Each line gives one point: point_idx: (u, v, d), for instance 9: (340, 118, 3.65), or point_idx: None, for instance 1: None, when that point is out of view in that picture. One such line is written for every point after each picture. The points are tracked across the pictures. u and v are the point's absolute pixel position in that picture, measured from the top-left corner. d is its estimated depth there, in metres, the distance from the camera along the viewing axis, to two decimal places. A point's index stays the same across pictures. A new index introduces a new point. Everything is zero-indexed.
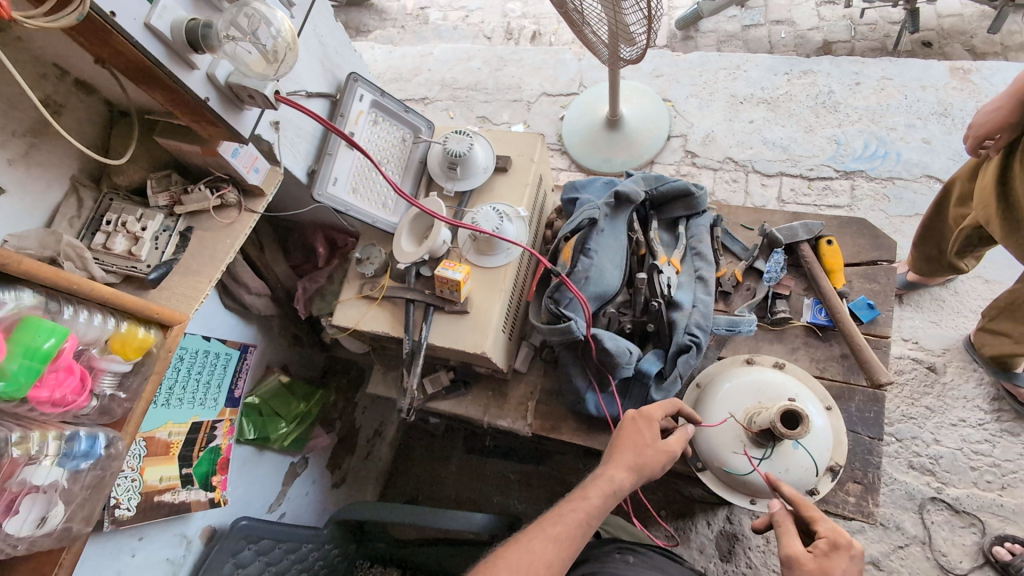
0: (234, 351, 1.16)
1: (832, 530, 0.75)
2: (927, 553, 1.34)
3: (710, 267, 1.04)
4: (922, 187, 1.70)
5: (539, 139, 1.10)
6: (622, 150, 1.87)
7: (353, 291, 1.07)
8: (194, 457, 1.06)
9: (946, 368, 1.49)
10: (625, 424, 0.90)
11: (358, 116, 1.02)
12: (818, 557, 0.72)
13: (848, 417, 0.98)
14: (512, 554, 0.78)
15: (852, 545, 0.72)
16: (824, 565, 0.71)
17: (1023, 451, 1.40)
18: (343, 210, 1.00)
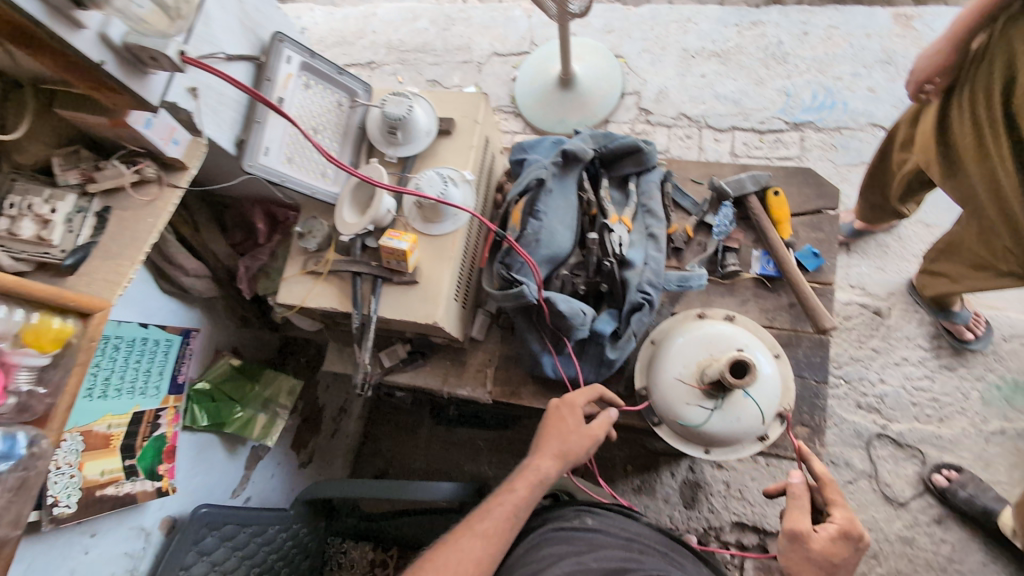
0: (175, 337, 1.11)
1: (847, 520, 0.81)
2: (873, 486, 1.43)
3: (660, 223, 1.04)
4: (868, 136, 1.73)
5: (483, 100, 1.05)
6: (576, 111, 1.84)
7: (297, 268, 1.02)
8: (138, 447, 1.01)
9: (891, 311, 1.56)
10: (550, 414, 0.96)
11: (287, 79, 0.95)
12: (826, 539, 0.79)
13: (796, 363, 1.01)
14: (442, 555, 0.80)
15: (859, 535, 0.80)
16: (829, 549, 0.78)
17: (959, 385, 1.48)
18: (277, 181, 0.94)
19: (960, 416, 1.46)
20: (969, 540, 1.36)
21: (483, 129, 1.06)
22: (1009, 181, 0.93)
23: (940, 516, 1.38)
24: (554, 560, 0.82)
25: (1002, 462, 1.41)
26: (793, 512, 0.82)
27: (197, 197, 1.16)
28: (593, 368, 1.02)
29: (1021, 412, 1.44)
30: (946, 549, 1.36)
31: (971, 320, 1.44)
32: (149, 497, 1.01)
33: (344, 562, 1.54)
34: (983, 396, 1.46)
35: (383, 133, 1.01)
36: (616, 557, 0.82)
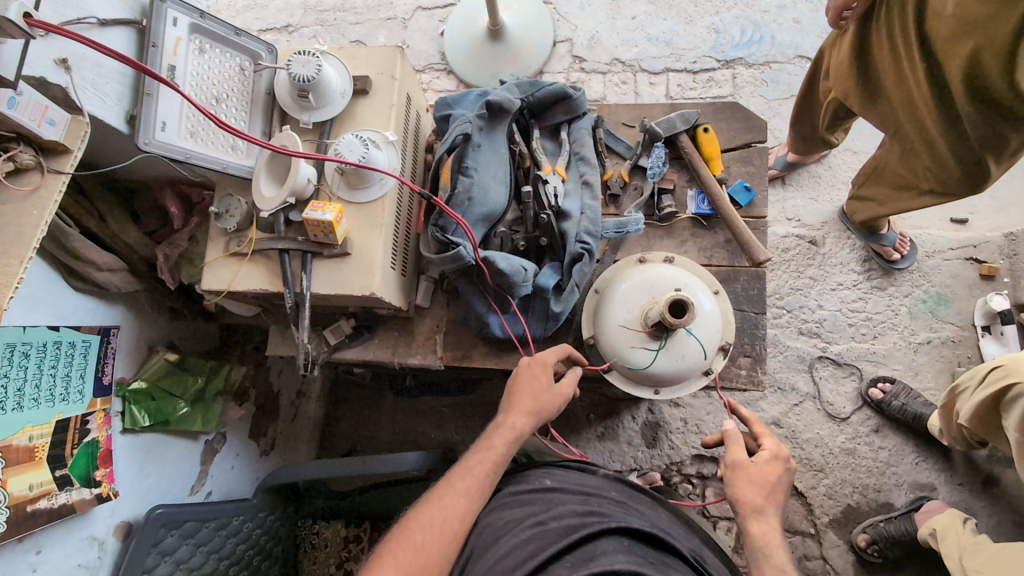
0: (93, 337, 1.03)
1: (776, 445, 0.87)
2: (818, 405, 1.51)
3: (594, 170, 1.03)
4: (795, 68, 1.74)
5: (398, 54, 1.00)
6: (509, 62, 1.76)
7: (220, 250, 0.96)
8: (69, 456, 0.95)
9: (825, 240, 1.61)
10: (521, 373, 0.94)
11: (176, 44, 0.86)
12: (759, 463, 0.84)
13: (735, 297, 1.03)
14: (426, 513, 0.81)
15: (786, 456, 0.86)
16: (762, 470, 0.84)
17: (890, 302, 1.56)
18: (181, 158, 0.87)
19: (892, 331, 1.55)
20: (904, 444, 1.47)
21: (402, 85, 1.00)
22: (924, 105, 0.95)
23: (877, 426, 1.48)
24: (513, 525, 0.84)
25: (929, 370, 1.51)
26: (729, 449, 0.88)
27: (98, 183, 1.07)
28: (540, 323, 1.02)
29: (944, 321, 1.54)
30: (884, 455, 1.47)
31: (897, 241, 1.51)
32: (90, 505, 0.96)
33: (317, 543, 1.52)
34: (911, 310, 1.55)
35: (293, 97, 0.95)
36: (575, 512, 0.85)
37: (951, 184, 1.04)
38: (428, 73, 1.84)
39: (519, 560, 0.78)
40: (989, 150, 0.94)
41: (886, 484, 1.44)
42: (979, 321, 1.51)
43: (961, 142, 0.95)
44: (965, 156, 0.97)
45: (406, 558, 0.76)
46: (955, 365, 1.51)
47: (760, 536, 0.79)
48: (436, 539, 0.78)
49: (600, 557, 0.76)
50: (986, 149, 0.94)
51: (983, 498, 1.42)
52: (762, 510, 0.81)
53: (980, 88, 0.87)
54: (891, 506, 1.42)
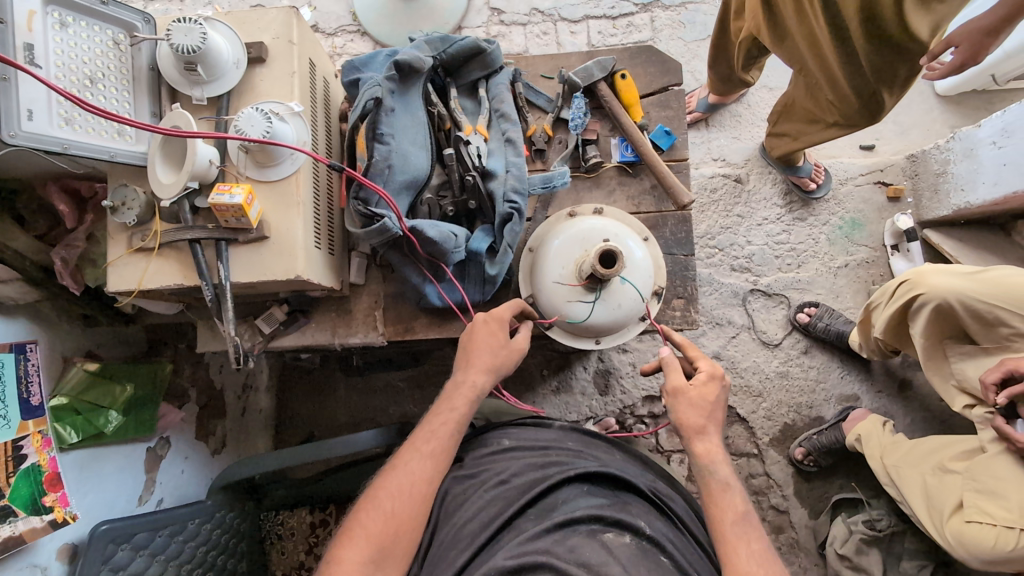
0: (4, 356, 0.95)
1: (710, 365, 0.90)
2: (752, 335, 1.60)
3: (516, 126, 1.01)
4: (710, 8, 1.75)
5: (294, 15, 0.92)
6: (425, 19, 1.66)
7: (123, 247, 0.88)
8: (6, 486, 0.89)
9: (749, 177, 1.67)
10: (477, 329, 0.92)
11: (30, 18, 0.76)
12: (698, 386, 0.87)
13: (665, 242, 1.06)
14: (394, 480, 0.80)
15: (722, 375, 0.89)
16: (701, 392, 0.87)
17: (810, 232, 1.65)
18: (59, 149, 0.78)
19: (814, 259, 1.64)
20: (830, 361, 1.58)
21: (303, 50, 0.93)
22: (823, 39, 0.97)
23: (806, 348, 1.59)
24: (476, 488, 0.85)
25: (849, 290, 1.62)
26: (669, 376, 0.89)
27: None
28: (478, 287, 1.01)
29: (859, 244, 1.64)
30: (814, 373, 1.58)
31: (813, 172, 1.59)
32: (42, 532, 0.92)
33: (283, 533, 1.49)
34: (829, 237, 1.65)
35: (180, 71, 0.87)
36: (535, 466, 0.86)
37: (853, 116, 1.08)
38: (340, 36, 1.73)
39: (484, 522, 0.79)
40: (881, 80, 0.99)
41: (817, 400, 1.56)
42: (889, 241, 1.62)
43: (859, 77, 0.99)
44: (862, 89, 1.01)
45: (377, 528, 0.76)
46: (871, 283, 1.62)
47: (705, 453, 0.83)
48: (404, 504, 0.78)
49: (561, 506, 0.79)
50: (880, 81, 0.99)
51: (900, 401, 1.56)
52: (704, 429, 0.85)
53: (875, 23, 0.91)
54: (822, 419, 1.55)
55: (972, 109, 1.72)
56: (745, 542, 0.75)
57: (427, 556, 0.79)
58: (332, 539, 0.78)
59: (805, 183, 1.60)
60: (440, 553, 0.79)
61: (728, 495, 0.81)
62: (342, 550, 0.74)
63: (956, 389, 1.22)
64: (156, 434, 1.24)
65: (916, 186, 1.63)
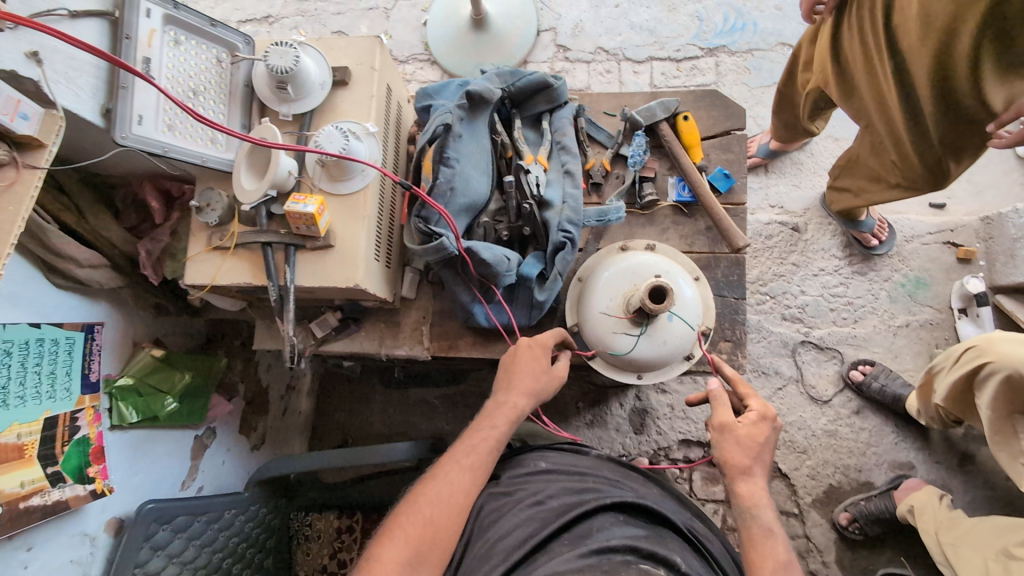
0: (76, 334, 1.02)
1: (761, 404, 0.88)
2: (800, 389, 1.54)
3: (576, 159, 1.04)
4: (777, 56, 1.75)
5: (377, 44, 0.99)
6: (494, 53, 1.74)
7: (202, 245, 0.95)
8: (58, 454, 0.94)
9: (807, 226, 1.64)
10: (521, 352, 0.93)
11: (150, 36, 0.85)
12: (746, 425, 0.85)
13: (716, 283, 1.05)
14: (433, 487, 0.82)
15: (773, 416, 0.87)
16: (750, 432, 0.85)
17: (870, 287, 1.59)
18: (160, 152, 0.86)
19: (872, 315, 1.58)
20: (884, 425, 1.50)
21: (382, 76, 1.00)
22: (891, 100, 0.95)
23: (858, 407, 1.51)
24: (512, 505, 0.85)
25: (908, 352, 1.55)
26: (716, 411, 0.87)
27: (76, 179, 1.05)
28: (525, 311, 1.02)
29: (923, 304, 1.57)
30: (865, 435, 1.50)
31: (875, 227, 1.54)
32: (83, 501, 0.95)
33: (310, 535, 1.52)
34: (890, 294, 1.58)
35: (271, 89, 0.94)
36: (571, 490, 0.86)
37: (916, 180, 1.05)
38: (411, 64, 1.83)
39: (519, 540, 0.78)
40: (948, 147, 0.96)
41: (867, 464, 1.48)
42: (956, 304, 1.54)
43: (925, 142, 0.96)
44: (927, 155, 0.98)
45: (415, 531, 0.77)
46: (933, 347, 1.54)
47: (748, 496, 0.81)
48: (442, 512, 0.80)
49: (597, 533, 0.77)
50: (947, 150, 0.96)
51: (961, 475, 1.46)
52: (749, 470, 0.83)
53: (947, 91, 0.88)
54: (872, 485, 1.46)
55: None
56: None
57: (459, 569, 0.80)
58: (373, 537, 0.79)
59: (866, 237, 1.55)
60: (473, 566, 0.78)
61: (771, 544, 0.77)
62: (380, 549, 0.76)
63: None
64: (205, 423, 1.29)
65: (990, 249, 1.55)
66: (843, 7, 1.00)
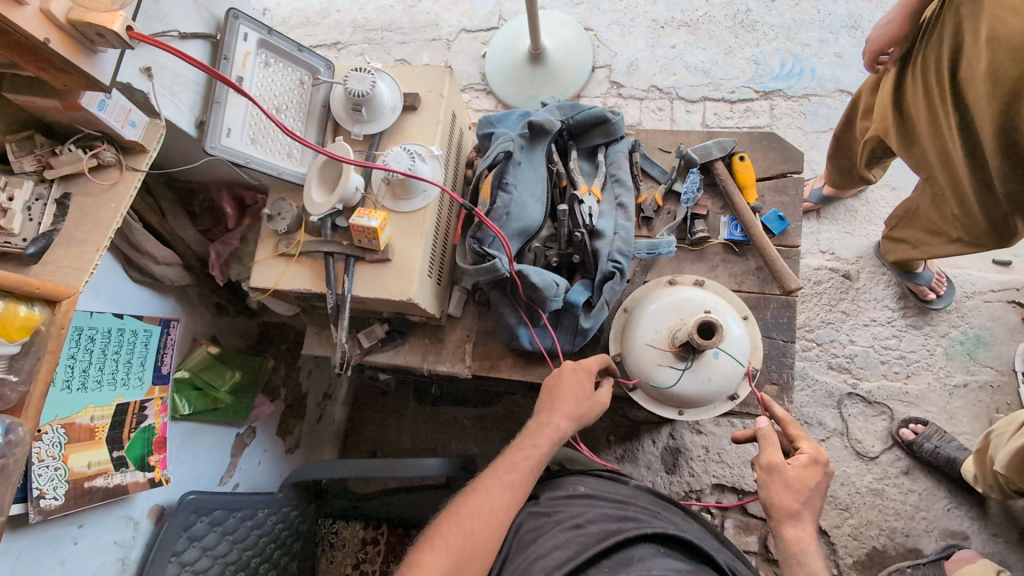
0: (153, 328, 1.10)
1: (813, 448, 0.85)
2: (845, 442, 1.48)
3: (629, 192, 1.06)
4: (834, 102, 1.75)
5: (447, 74, 1.05)
6: (549, 86, 1.81)
7: (268, 251, 1.01)
8: (125, 440, 1.00)
9: (859, 274, 1.60)
10: (565, 375, 0.94)
11: (245, 57, 0.93)
12: (797, 467, 0.83)
13: (764, 324, 1.04)
14: (475, 501, 0.83)
15: (826, 461, 0.84)
16: (801, 475, 0.82)
17: (925, 342, 1.53)
18: (242, 162, 0.93)
19: (926, 371, 1.51)
20: (935, 489, 1.42)
21: (449, 104, 1.05)
22: (955, 153, 0.93)
23: (907, 468, 1.44)
24: (550, 526, 0.85)
25: (965, 414, 1.47)
26: (765, 450, 0.85)
27: (161, 182, 1.14)
28: (569, 337, 1.04)
29: (983, 365, 1.50)
30: (914, 498, 1.42)
31: (933, 281, 1.49)
32: (141, 488, 1.00)
33: (335, 543, 1.53)
34: (947, 351, 1.52)
35: (347, 110, 1.01)
36: (611, 517, 0.85)
37: (979, 235, 1.02)
38: (468, 92, 1.90)
39: (559, 561, 0.78)
40: (1013, 204, 0.93)
41: (915, 528, 1.40)
42: (1020, 367, 1.46)
43: (989, 198, 0.94)
44: (991, 211, 0.96)
45: (456, 542, 0.78)
46: (993, 411, 1.46)
47: (795, 541, 0.78)
48: (483, 525, 0.81)
49: (638, 563, 0.76)
50: (1013, 208, 0.93)
51: (1020, 551, 1.36)
52: (798, 515, 0.80)
53: (1015, 149, 0.86)
54: (919, 552, 1.38)
55: None
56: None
57: None
58: (412, 546, 0.81)
59: (923, 290, 1.50)
60: None
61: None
62: (422, 554, 0.77)
63: None
64: (247, 422, 1.34)
65: None
66: (909, 59, 1.00)
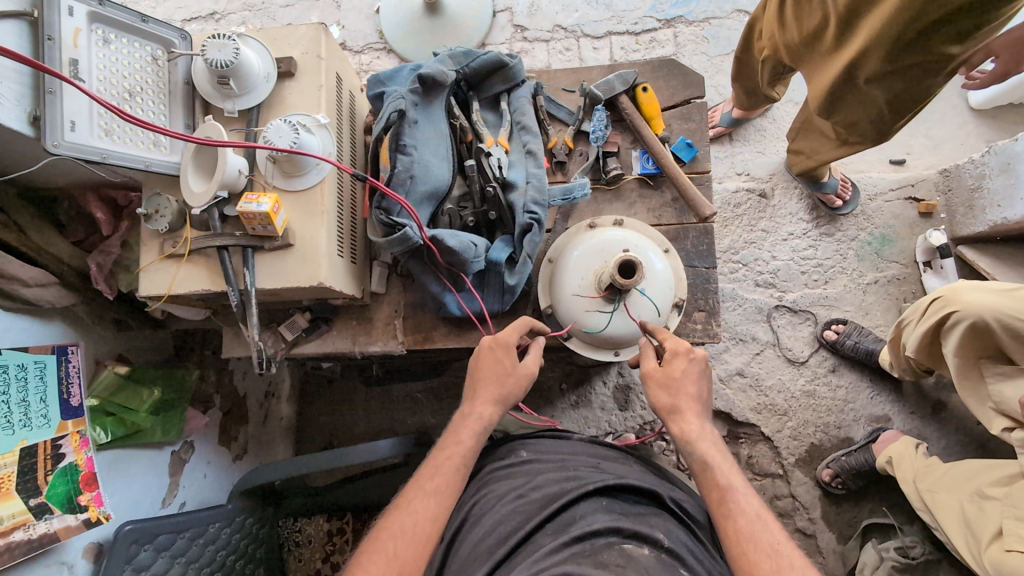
0: (47, 357, 0.98)
1: (676, 342, 0.89)
2: (778, 352, 1.56)
3: (537, 138, 1.02)
4: (734, 23, 1.75)
5: (322, 31, 0.95)
6: (450, 37, 1.70)
7: (155, 253, 0.91)
8: (42, 484, 0.91)
9: (774, 192, 1.65)
10: (484, 356, 0.92)
11: (76, 35, 0.80)
12: (666, 366, 0.88)
13: (686, 254, 1.05)
14: (396, 520, 0.78)
15: (687, 349, 0.88)
16: (669, 370, 0.87)
17: (838, 247, 1.61)
18: (98, 158, 0.81)
19: (842, 275, 1.60)
20: (860, 381, 1.54)
21: (330, 65, 0.96)
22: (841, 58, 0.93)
23: (834, 366, 1.54)
24: (495, 501, 0.83)
25: (879, 308, 1.58)
26: (642, 363, 0.90)
27: (13, 194, 0.99)
28: (497, 297, 1.01)
29: (889, 261, 1.60)
30: (842, 393, 1.53)
31: (839, 187, 1.56)
32: (75, 531, 0.93)
33: (300, 540, 1.50)
34: (858, 253, 1.61)
35: (213, 85, 0.90)
36: (553, 480, 0.84)
37: (867, 137, 1.03)
38: (367, 53, 1.77)
39: (502, 537, 0.76)
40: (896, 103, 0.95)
41: (846, 420, 1.51)
42: (921, 257, 1.57)
43: (875, 100, 0.95)
44: (873, 110, 0.97)
45: (380, 569, 0.73)
46: (902, 301, 1.57)
47: (681, 435, 0.84)
48: (408, 545, 0.75)
49: (579, 521, 0.75)
50: (898, 106, 0.94)
51: (934, 423, 1.50)
52: (676, 409, 0.86)
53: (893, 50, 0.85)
54: (852, 439, 1.50)
55: (1008, 123, 1.67)
56: (763, 541, 0.72)
57: None
58: None
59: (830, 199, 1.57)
60: None
61: (734, 493, 0.78)
62: None
63: (995, 412, 1.15)
64: (181, 438, 1.25)
65: (950, 202, 1.59)
66: None
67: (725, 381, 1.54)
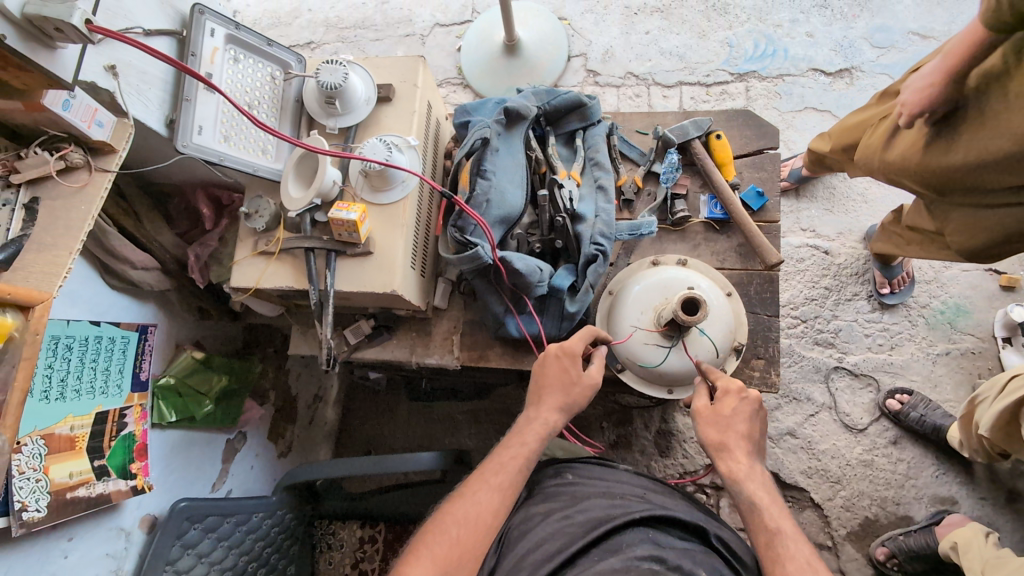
0: (131, 334, 1.07)
1: (727, 380, 0.89)
2: (834, 416, 1.50)
3: (609, 175, 1.06)
4: (808, 81, 1.76)
5: (420, 63, 1.04)
6: (524, 77, 1.81)
7: (248, 249, 0.99)
8: (106, 448, 0.98)
9: (840, 250, 1.62)
10: (550, 363, 0.92)
11: (213, 54, 0.92)
12: (719, 404, 0.87)
13: (748, 300, 1.05)
14: (460, 508, 0.81)
15: (738, 389, 0.88)
16: (719, 408, 0.87)
17: (906, 313, 1.55)
18: (216, 160, 0.91)
19: (909, 342, 1.54)
20: (923, 456, 1.45)
21: (424, 94, 1.05)
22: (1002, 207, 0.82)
23: (896, 438, 1.46)
24: (537, 521, 0.84)
25: (949, 381, 1.50)
26: (693, 400, 0.91)
27: (134, 187, 1.11)
28: (555, 322, 1.03)
29: (963, 333, 1.52)
30: (903, 467, 1.45)
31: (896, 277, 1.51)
32: (124, 496, 0.99)
33: (333, 544, 1.52)
34: (928, 321, 1.54)
35: (320, 104, 0.99)
36: (599, 505, 0.84)
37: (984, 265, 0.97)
38: (445, 87, 1.89)
39: (547, 555, 0.77)
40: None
41: (905, 497, 1.42)
42: (1000, 333, 1.49)
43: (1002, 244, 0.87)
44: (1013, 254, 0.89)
45: (441, 552, 0.76)
46: (975, 376, 1.49)
47: (728, 473, 0.83)
48: (469, 534, 0.78)
49: (625, 549, 0.75)
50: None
51: (1007, 512, 1.39)
52: (725, 447, 0.85)
53: None
54: (911, 518, 1.40)
55: None
56: None
57: None
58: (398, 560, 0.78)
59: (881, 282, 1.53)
60: None
61: (784, 545, 0.75)
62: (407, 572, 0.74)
63: None
64: (237, 427, 1.33)
65: None
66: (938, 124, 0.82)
67: (774, 439, 1.49)
